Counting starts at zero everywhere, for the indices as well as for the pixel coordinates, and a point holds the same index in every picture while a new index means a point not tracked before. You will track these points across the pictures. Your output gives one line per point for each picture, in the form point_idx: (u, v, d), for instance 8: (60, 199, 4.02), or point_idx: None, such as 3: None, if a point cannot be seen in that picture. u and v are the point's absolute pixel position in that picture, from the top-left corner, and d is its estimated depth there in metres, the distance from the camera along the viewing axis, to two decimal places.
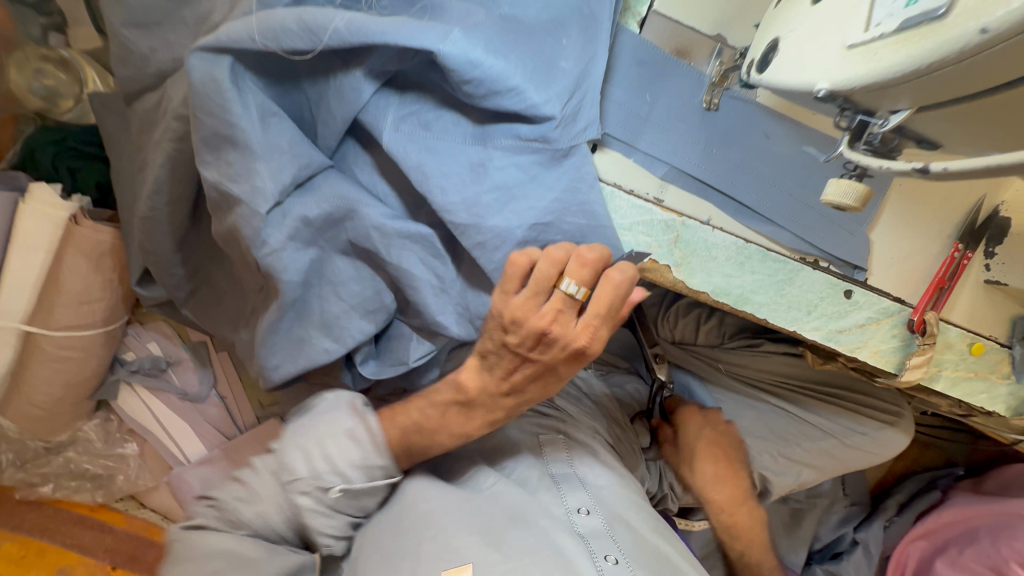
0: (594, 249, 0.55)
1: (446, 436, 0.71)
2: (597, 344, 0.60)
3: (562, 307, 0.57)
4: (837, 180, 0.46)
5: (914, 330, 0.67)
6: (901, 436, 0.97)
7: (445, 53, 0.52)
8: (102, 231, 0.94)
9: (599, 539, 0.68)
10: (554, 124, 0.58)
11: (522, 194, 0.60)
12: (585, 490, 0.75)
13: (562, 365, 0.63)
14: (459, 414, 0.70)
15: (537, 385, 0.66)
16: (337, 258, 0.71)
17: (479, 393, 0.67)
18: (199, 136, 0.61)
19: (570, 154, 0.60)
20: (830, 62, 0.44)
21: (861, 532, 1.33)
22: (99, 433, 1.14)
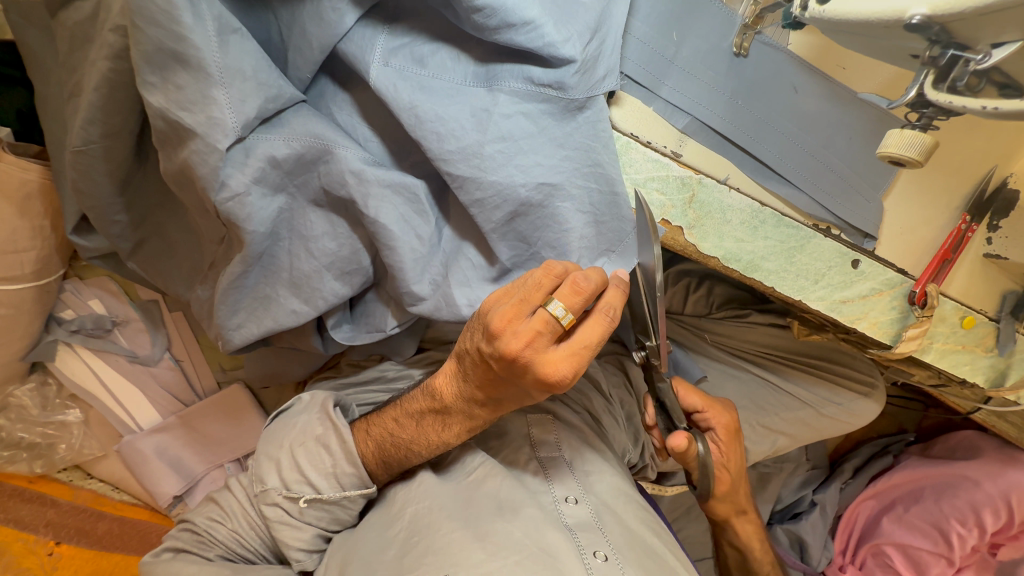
0: (591, 274, 0.51)
1: (421, 445, 0.67)
2: (571, 378, 0.51)
3: (540, 328, 0.49)
4: (902, 131, 0.45)
5: (915, 301, 0.65)
6: (872, 405, 1.00)
7: None
8: (30, 169, 0.82)
9: (588, 532, 0.67)
10: (573, 68, 0.51)
11: (529, 149, 0.53)
12: (575, 478, 0.73)
13: (534, 391, 0.54)
14: (435, 422, 0.66)
15: (511, 400, 0.59)
16: (310, 210, 0.63)
17: (455, 401, 0.62)
18: (141, 51, 0.51)
19: (585, 107, 0.53)
20: None
21: (820, 494, 1.37)
22: (34, 398, 1.03)
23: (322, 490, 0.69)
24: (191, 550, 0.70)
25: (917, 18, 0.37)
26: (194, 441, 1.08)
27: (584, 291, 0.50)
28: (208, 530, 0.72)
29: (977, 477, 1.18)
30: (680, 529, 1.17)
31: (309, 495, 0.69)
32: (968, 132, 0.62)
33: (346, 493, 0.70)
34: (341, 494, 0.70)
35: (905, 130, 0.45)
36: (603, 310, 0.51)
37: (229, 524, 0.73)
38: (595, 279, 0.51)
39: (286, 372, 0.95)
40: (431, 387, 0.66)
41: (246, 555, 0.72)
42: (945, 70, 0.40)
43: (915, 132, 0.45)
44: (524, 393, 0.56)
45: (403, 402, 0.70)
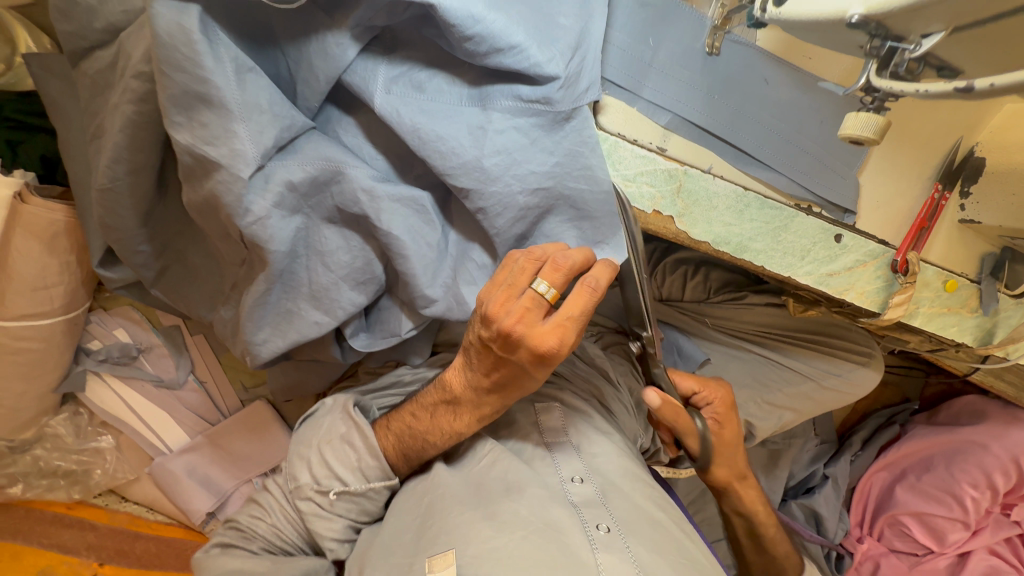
0: (572, 255, 0.56)
1: (435, 435, 0.71)
2: (563, 347, 0.56)
3: (529, 305, 0.55)
4: (857, 114, 0.49)
5: (897, 270, 0.70)
6: (872, 373, 1.04)
7: (445, 7, 0.49)
8: (55, 209, 0.86)
9: (592, 507, 0.70)
10: (558, 83, 0.53)
11: (523, 159, 0.57)
12: (580, 458, 0.77)
13: (533, 369, 0.59)
14: (447, 412, 0.70)
15: (515, 386, 0.64)
16: (324, 227, 0.68)
17: (463, 389, 0.67)
18: (168, 95, 0.55)
19: (571, 118, 0.56)
20: None
21: (831, 467, 1.41)
22: (68, 428, 1.07)
23: (349, 482, 0.74)
24: (237, 544, 0.75)
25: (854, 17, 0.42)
26: (220, 458, 1.12)
27: (567, 269, 0.56)
28: (249, 526, 0.77)
29: (985, 441, 1.21)
30: (697, 510, 1.21)
31: (337, 488, 0.73)
32: (933, 107, 0.66)
33: (372, 485, 0.74)
34: (366, 486, 0.74)
35: (861, 113, 0.49)
36: (586, 282, 0.55)
37: (269, 519, 0.77)
38: (578, 258, 0.56)
39: (307, 384, 1.00)
40: (441, 380, 0.71)
41: (283, 546, 0.76)
42: (887, 59, 0.44)
43: (870, 114, 0.49)
44: (524, 373, 0.60)
45: (419, 397, 0.75)
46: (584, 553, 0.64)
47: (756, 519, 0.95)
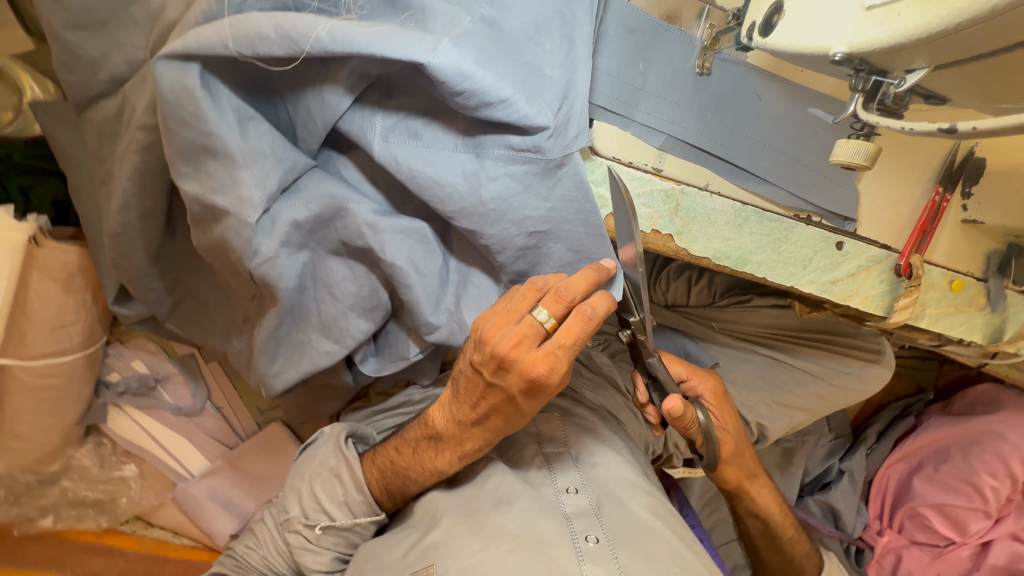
0: (573, 284, 0.57)
1: (418, 471, 0.73)
2: (551, 376, 0.57)
3: (526, 330, 0.57)
4: (848, 141, 0.50)
5: (901, 273, 0.70)
6: (883, 371, 1.03)
7: (435, 66, 0.50)
8: (69, 251, 0.89)
9: (583, 518, 0.72)
10: (547, 133, 0.54)
11: (519, 205, 0.59)
12: (578, 470, 0.78)
13: (521, 397, 0.61)
14: (430, 449, 0.72)
15: (499, 417, 0.65)
16: (330, 259, 0.70)
17: (449, 422, 0.69)
18: (175, 149, 0.57)
19: (563, 164, 0.57)
20: (843, 25, 0.42)
21: (846, 462, 1.40)
22: (93, 458, 1.10)
23: (336, 517, 0.76)
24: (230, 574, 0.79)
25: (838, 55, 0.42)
26: (240, 480, 1.14)
27: (566, 298, 0.57)
28: (243, 556, 0.81)
29: (1002, 430, 1.20)
30: (712, 512, 1.21)
31: (325, 522, 0.76)
32: None
33: (358, 520, 0.76)
34: (353, 520, 0.77)
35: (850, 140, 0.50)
36: (585, 311, 0.56)
37: (260, 551, 0.81)
38: (577, 286, 0.57)
39: (320, 407, 1.02)
40: (428, 417, 0.73)
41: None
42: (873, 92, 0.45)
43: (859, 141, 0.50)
44: (507, 403, 0.63)
45: (405, 433, 0.77)
46: (571, 564, 0.67)
47: (771, 520, 0.96)
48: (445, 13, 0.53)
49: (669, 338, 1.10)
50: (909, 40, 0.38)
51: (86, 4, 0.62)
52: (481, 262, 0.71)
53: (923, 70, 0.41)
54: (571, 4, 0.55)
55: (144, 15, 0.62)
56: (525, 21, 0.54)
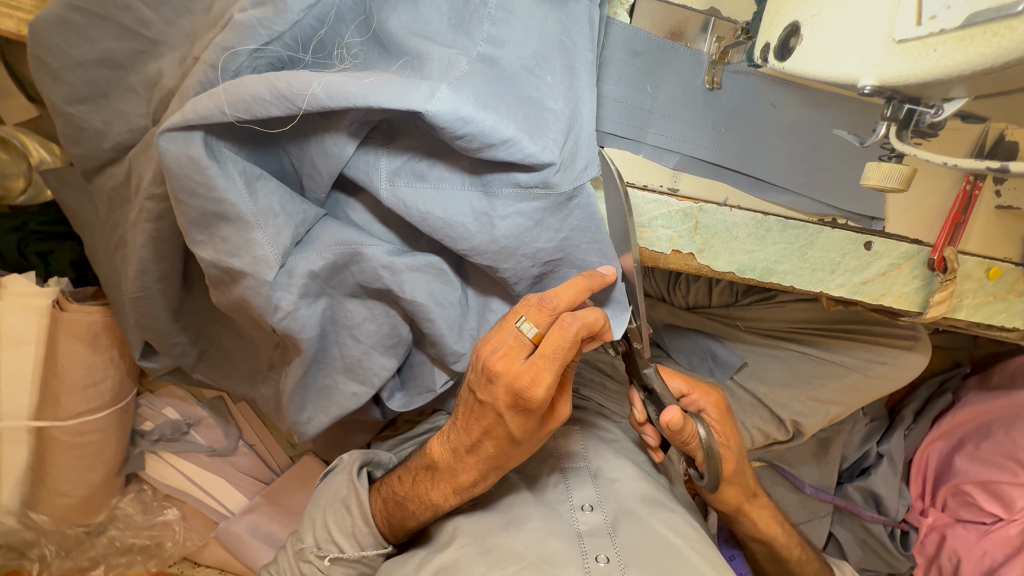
0: (559, 292, 0.54)
1: (415, 502, 0.70)
2: (534, 390, 0.54)
3: (512, 342, 0.55)
4: (880, 166, 0.55)
5: (935, 268, 0.67)
6: (919, 357, 0.99)
7: (434, 113, 0.47)
8: (92, 311, 0.89)
9: (596, 536, 0.71)
10: (554, 168, 0.51)
11: (530, 239, 0.57)
12: (594, 485, 0.77)
13: (509, 416, 0.58)
14: (427, 478, 0.69)
15: (492, 442, 0.62)
16: (349, 302, 0.69)
17: (446, 447, 0.67)
18: (187, 219, 0.57)
19: (575, 197, 0.54)
20: (874, 56, 0.41)
21: (884, 446, 1.37)
22: (135, 506, 1.13)
23: (345, 549, 0.75)
24: None
25: (867, 85, 0.42)
26: (279, 514, 1.15)
27: (551, 307, 0.54)
28: None
29: None
30: None
31: (334, 553, 0.75)
32: None
33: (365, 553, 0.75)
34: (360, 553, 0.75)
35: (883, 163, 0.54)
36: (569, 320, 0.53)
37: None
38: (563, 295, 0.54)
39: (350, 439, 1.02)
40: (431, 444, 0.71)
41: None
42: (905, 120, 0.46)
43: (892, 164, 0.54)
44: (497, 423, 0.60)
45: (409, 462, 0.75)
46: None
47: (775, 544, 0.91)
48: (441, 56, 0.51)
49: (693, 339, 1.09)
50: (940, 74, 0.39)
51: (84, 78, 0.62)
52: (497, 290, 0.70)
53: (962, 100, 0.41)
54: (571, 32, 0.53)
55: (142, 82, 0.62)
56: (524, 56, 0.52)
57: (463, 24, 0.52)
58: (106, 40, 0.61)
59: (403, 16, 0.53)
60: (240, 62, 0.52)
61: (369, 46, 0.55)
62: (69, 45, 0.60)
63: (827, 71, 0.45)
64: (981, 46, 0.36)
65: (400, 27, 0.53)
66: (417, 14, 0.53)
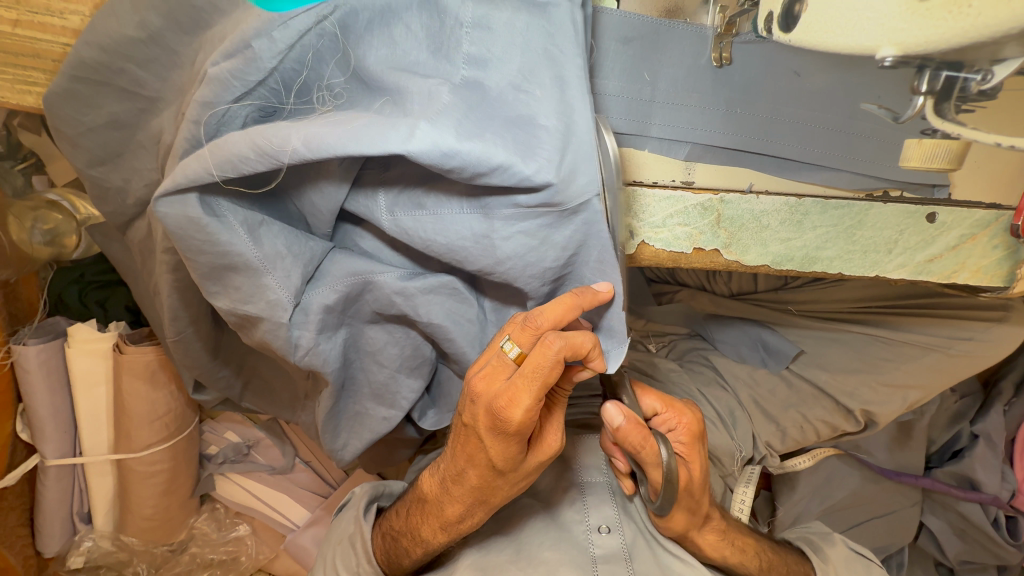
0: (545, 311, 0.50)
1: (409, 535, 0.70)
2: (511, 411, 0.51)
3: (495, 362, 0.53)
4: (919, 144, 0.49)
5: (1021, 235, 0.57)
6: (1016, 329, 0.86)
7: (416, 153, 0.45)
8: (147, 350, 0.95)
9: (611, 563, 0.72)
10: (554, 189, 0.47)
11: (535, 260, 0.53)
12: (612, 505, 0.77)
13: (488, 441, 0.55)
14: (419, 512, 0.69)
15: (475, 472, 0.60)
16: (369, 329, 0.69)
17: (437, 480, 0.66)
18: (199, 273, 0.58)
19: (580, 212, 0.49)
20: (893, 18, 0.38)
21: (979, 425, 1.22)
22: (211, 524, 1.22)
23: None
24: None
25: (888, 58, 0.40)
26: None
27: (534, 326, 0.51)
28: None
29: None
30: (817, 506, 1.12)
31: None
32: None
33: None
34: None
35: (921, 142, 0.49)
36: (551, 339, 0.49)
37: None
38: (548, 313, 0.50)
39: (394, 455, 1.02)
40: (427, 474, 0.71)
41: None
42: (945, 91, 0.41)
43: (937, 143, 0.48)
44: (479, 450, 0.58)
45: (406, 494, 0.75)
46: None
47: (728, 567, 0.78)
48: (421, 89, 0.48)
49: (742, 330, 0.99)
50: (977, 38, 0.36)
51: (98, 141, 0.65)
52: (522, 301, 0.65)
53: (1017, 59, 0.37)
54: (555, 39, 0.47)
55: (150, 138, 0.65)
56: (510, 74, 0.48)
57: (441, 49, 0.49)
58: (110, 104, 0.63)
59: (380, 50, 0.50)
60: (224, 114, 0.52)
61: (352, 84, 0.53)
62: (79, 113, 0.63)
63: (843, 43, 0.41)
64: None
65: (378, 62, 0.50)
66: (393, 45, 0.50)
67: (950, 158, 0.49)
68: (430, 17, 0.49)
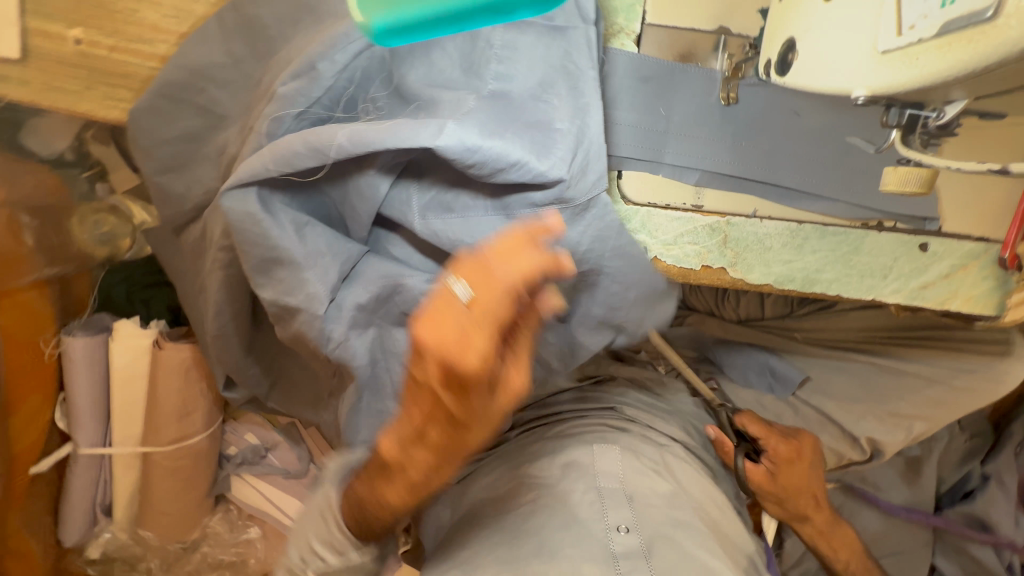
0: (499, 242, 0.42)
1: (377, 505, 0.58)
2: (465, 360, 0.39)
3: (436, 300, 0.40)
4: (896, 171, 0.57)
5: (1006, 266, 0.62)
6: (1023, 365, 0.87)
7: (442, 146, 0.51)
8: (183, 347, 1.01)
9: (632, 560, 0.67)
10: (565, 184, 0.54)
11: (553, 255, 0.59)
12: (630, 505, 0.74)
13: (438, 406, 0.43)
14: (382, 477, 0.55)
15: (425, 449, 0.48)
16: (396, 330, 0.72)
17: (393, 440, 0.50)
18: (251, 266, 0.65)
19: (591, 206, 0.56)
20: (864, 68, 0.44)
21: (990, 465, 1.24)
22: (224, 524, 1.24)
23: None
24: None
25: (860, 98, 0.45)
26: None
27: (485, 258, 0.41)
28: None
29: None
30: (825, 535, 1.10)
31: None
32: None
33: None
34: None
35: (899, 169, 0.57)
36: (502, 260, 0.41)
37: None
38: (499, 245, 0.42)
39: None
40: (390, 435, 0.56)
41: None
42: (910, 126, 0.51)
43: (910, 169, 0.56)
44: (436, 406, 0.43)
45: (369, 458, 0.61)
46: None
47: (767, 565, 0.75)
48: (452, 98, 0.55)
49: (750, 355, 1.03)
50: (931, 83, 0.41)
51: (168, 151, 0.73)
52: None
53: (961, 100, 0.46)
54: (573, 56, 0.55)
55: (214, 150, 0.73)
56: (531, 85, 0.55)
57: (472, 68, 0.56)
58: (184, 119, 0.71)
59: (419, 70, 0.58)
60: (285, 126, 0.59)
61: (392, 99, 0.60)
62: (155, 126, 0.71)
63: (825, 84, 0.47)
64: (962, 53, 0.38)
65: (418, 80, 0.58)
66: (431, 65, 0.57)
67: (921, 183, 0.56)
68: (465, 41, 0.57)
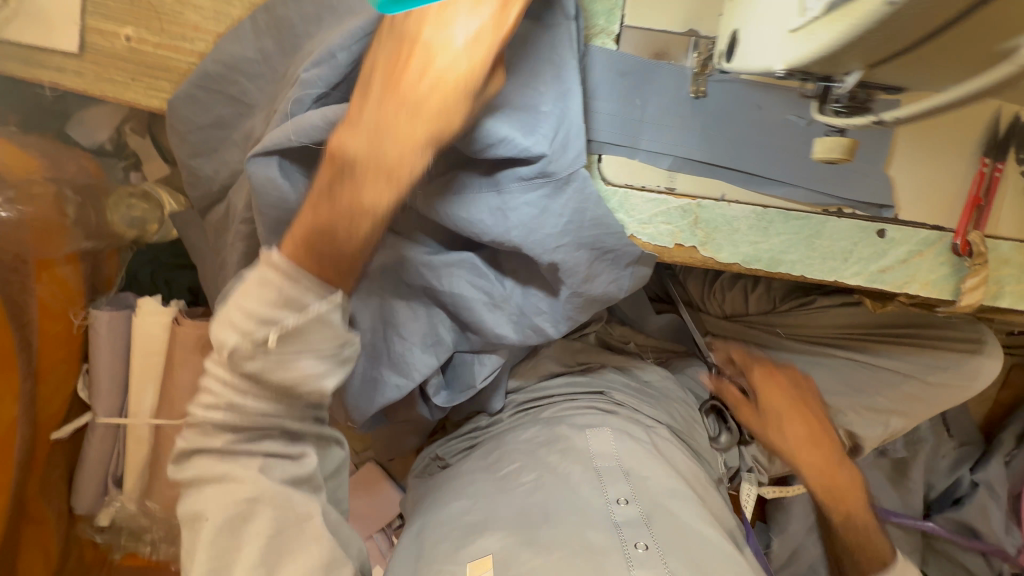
0: None
1: (352, 215, 0.54)
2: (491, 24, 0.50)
3: None
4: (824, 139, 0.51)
5: (960, 253, 0.67)
6: (992, 363, 0.92)
7: None
8: (201, 324, 1.08)
9: (633, 527, 0.70)
10: (548, 159, 0.61)
11: (539, 227, 0.64)
12: (626, 480, 0.76)
13: (448, 71, 0.50)
14: (358, 183, 0.53)
15: (420, 126, 0.52)
16: (397, 303, 0.80)
17: (374, 123, 0.52)
18: (270, 234, 0.71)
19: (571, 180, 0.62)
20: (779, 47, 0.46)
21: (980, 472, 1.23)
22: None
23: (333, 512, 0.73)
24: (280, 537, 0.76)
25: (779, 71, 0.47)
26: None
27: None
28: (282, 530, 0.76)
29: None
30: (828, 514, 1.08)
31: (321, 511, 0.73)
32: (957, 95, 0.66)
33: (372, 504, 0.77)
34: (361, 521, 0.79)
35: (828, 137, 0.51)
36: None
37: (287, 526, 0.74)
38: None
39: (402, 441, 1.11)
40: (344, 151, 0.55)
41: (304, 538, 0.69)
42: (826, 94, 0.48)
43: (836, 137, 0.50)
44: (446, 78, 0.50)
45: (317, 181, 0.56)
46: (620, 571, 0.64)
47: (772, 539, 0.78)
48: None
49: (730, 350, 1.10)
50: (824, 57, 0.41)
51: (201, 136, 0.81)
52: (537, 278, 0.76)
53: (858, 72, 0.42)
54: (558, 47, 0.61)
55: (242, 136, 0.81)
56: (519, 72, 0.62)
57: None
58: (217, 108, 0.80)
59: None
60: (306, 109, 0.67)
61: None
62: (191, 113, 0.80)
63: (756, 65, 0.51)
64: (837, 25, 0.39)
65: None
66: None
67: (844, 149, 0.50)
68: None
